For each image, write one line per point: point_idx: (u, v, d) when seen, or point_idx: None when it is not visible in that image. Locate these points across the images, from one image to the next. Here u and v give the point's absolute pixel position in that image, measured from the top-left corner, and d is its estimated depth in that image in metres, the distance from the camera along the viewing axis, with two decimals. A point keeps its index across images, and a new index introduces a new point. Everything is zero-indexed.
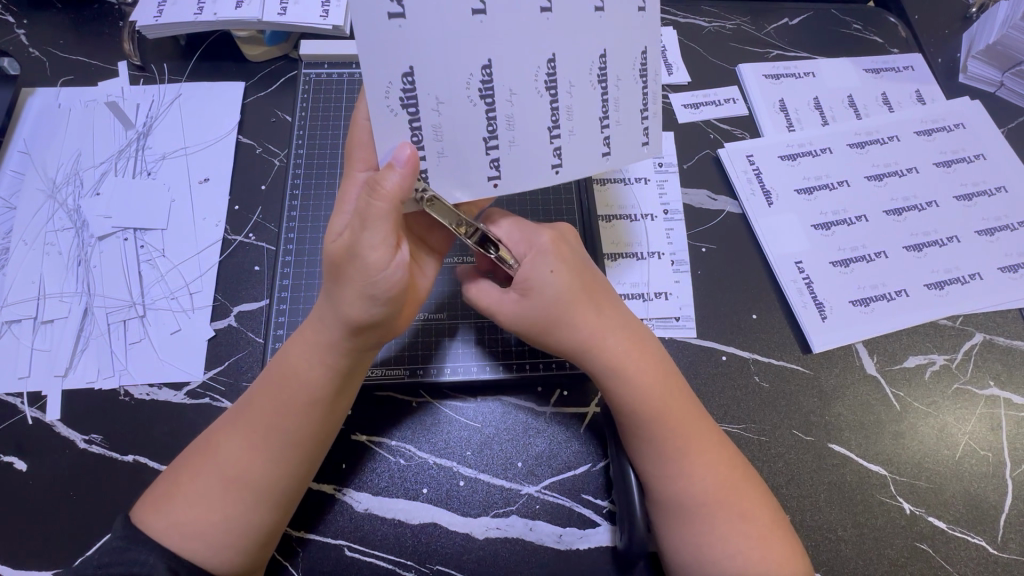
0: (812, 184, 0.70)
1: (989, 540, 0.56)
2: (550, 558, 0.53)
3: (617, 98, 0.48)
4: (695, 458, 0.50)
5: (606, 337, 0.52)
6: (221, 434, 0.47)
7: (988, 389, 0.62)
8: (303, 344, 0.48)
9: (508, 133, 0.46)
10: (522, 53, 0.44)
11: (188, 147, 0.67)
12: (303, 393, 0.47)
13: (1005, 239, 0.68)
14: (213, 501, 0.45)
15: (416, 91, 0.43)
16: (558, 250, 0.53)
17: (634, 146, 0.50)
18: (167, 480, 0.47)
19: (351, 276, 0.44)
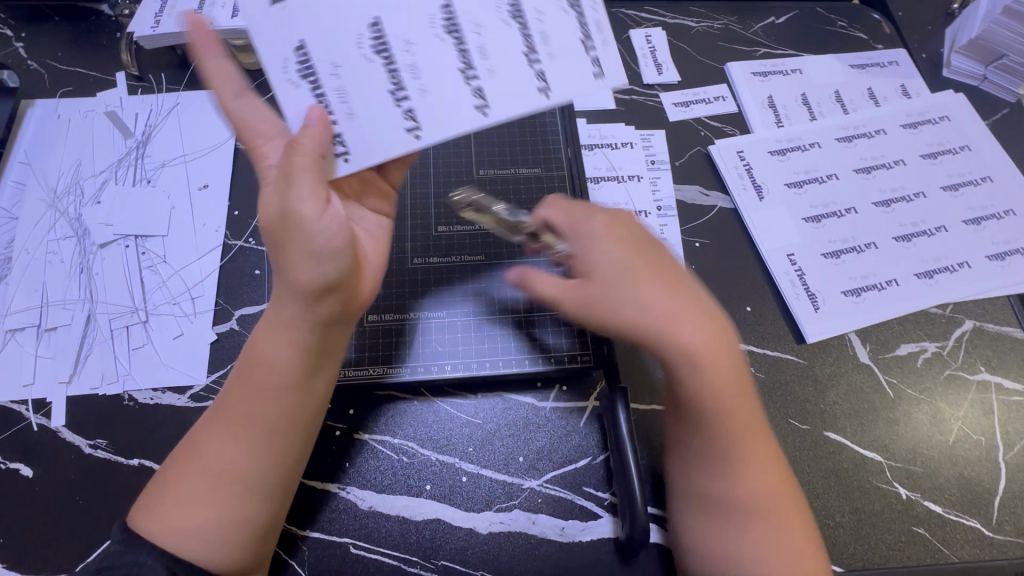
0: (801, 178, 0.72)
1: (984, 522, 0.57)
2: (553, 550, 0.54)
3: (539, 32, 0.50)
4: (748, 461, 0.48)
5: (682, 323, 0.45)
6: (204, 433, 0.48)
7: (980, 374, 0.63)
8: (267, 330, 0.48)
9: (416, 84, 0.47)
10: (412, 11, 0.48)
11: (188, 154, 0.68)
12: (274, 377, 0.47)
13: (992, 228, 0.70)
14: (204, 498, 0.46)
15: (313, 61, 0.46)
16: (611, 234, 0.50)
17: (581, 78, 0.50)
18: (159, 482, 0.48)
19: (291, 239, 0.44)
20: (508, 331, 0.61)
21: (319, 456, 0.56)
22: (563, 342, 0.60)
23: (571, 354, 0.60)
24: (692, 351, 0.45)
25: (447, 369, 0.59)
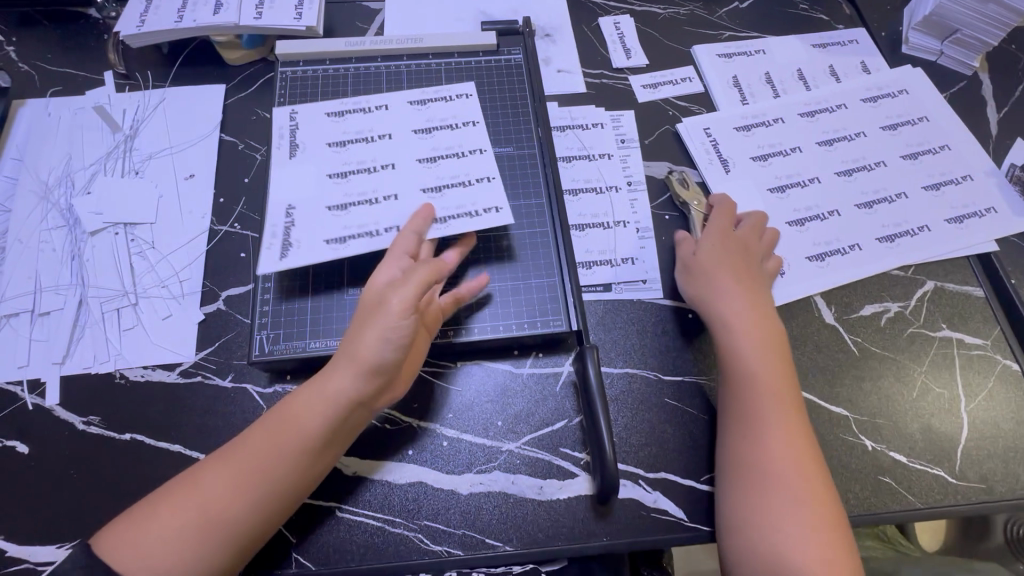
0: (766, 152, 0.75)
1: (948, 470, 0.59)
2: (531, 509, 0.56)
3: (443, 141, 0.65)
4: (777, 433, 0.53)
5: (735, 305, 0.59)
6: (206, 470, 0.48)
7: (941, 331, 0.66)
8: (313, 388, 0.51)
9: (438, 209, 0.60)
10: (377, 182, 0.62)
11: (174, 146, 0.71)
12: (299, 437, 0.49)
13: (951, 193, 0.72)
14: (185, 537, 0.45)
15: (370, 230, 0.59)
16: (722, 239, 0.64)
17: (479, 136, 0.65)
18: (141, 507, 0.47)
19: (373, 319, 0.51)
20: (484, 300, 0.62)
21: None
22: (538, 309, 0.62)
23: (545, 319, 0.61)
24: (732, 322, 0.58)
25: None
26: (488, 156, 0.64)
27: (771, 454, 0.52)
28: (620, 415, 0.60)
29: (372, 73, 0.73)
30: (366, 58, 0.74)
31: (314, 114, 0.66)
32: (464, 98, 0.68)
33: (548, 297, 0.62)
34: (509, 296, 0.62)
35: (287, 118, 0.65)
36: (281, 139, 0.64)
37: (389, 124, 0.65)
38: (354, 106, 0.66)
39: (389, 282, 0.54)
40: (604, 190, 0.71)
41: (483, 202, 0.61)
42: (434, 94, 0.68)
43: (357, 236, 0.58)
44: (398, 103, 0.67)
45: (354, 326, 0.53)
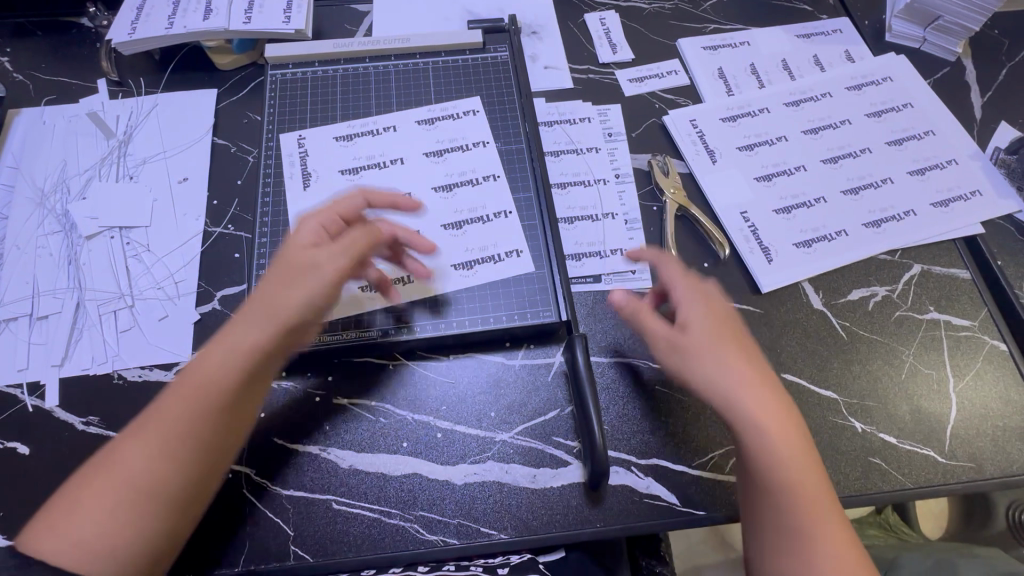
0: (752, 141, 0.75)
1: (938, 450, 0.60)
2: (525, 497, 0.57)
3: (457, 164, 0.69)
4: (819, 541, 0.48)
5: (747, 391, 0.52)
6: (123, 449, 0.48)
7: (929, 314, 0.66)
8: (224, 346, 0.51)
9: (458, 240, 0.65)
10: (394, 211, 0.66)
11: (168, 151, 0.72)
12: (212, 395, 0.49)
13: (936, 177, 0.73)
14: (113, 517, 0.46)
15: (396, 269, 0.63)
16: (707, 303, 0.56)
17: (490, 158, 0.70)
18: (63, 499, 0.47)
19: (297, 274, 0.53)
20: (474, 293, 0.63)
21: (301, 419, 0.59)
22: (527, 300, 0.63)
23: (535, 310, 0.62)
24: (757, 418, 0.51)
25: (418, 330, 0.61)
26: (502, 183, 0.68)
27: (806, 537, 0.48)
28: (611, 403, 0.61)
29: (360, 74, 0.74)
30: (355, 59, 0.75)
31: (322, 139, 0.70)
32: (471, 115, 0.72)
33: (538, 288, 0.63)
34: (499, 288, 0.63)
35: (294, 144, 0.70)
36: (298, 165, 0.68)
37: (397, 148, 0.70)
38: (361, 131, 0.71)
39: (308, 245, 0.54)
40: (591, 183, 0.72)
41: (503, 244, 0.65)
42: (441, 113, 0.72)
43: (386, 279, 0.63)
44: (404, 123, 0.71)
45: (269, 279, 0.54)
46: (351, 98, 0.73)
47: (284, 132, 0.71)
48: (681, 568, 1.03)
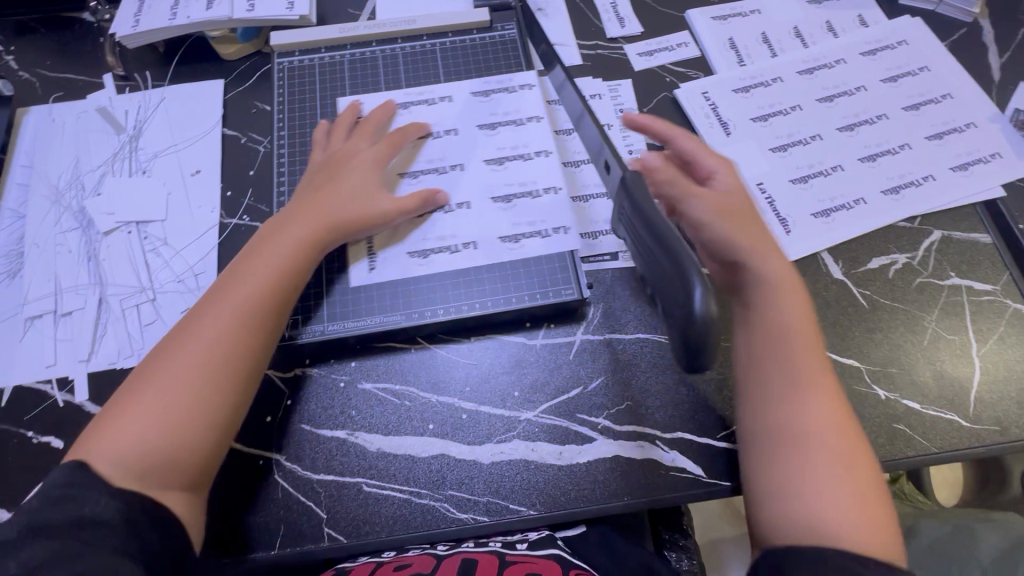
0: (766, 112, 0.74)
1: (962, 415, 0.60)
2: (552, 474, 0.57)
3: (517, 136, 0.69)
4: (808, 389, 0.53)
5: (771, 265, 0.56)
6: (172, 343, 0.53)
7: (950, 279, 0.66)
8: (262, 250, 0.58)
9: (510, 214, 0.65)
10: (451, 181, 0.67)
11: (179, 144, 0.72)
12: (274, 263, 0.57)
13: (954, 141, 0.72)
14: (186, 381, 0.51)
15: (449, 241, 0.64)
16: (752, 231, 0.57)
17: (539, 131, 0.69)
18: (135, 380, 0.52)
19: (344, 170, 0.63)
20: (495, 275, 0.63)
21: (327, 405, 0.60)
22: (549, 280, 0.63)
23: (556, 289, 0.62)
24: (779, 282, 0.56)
25: (439, 314, 0.62)
26: (522, 167, 0.67)
27: (808, 421, 0.51)
28: (635, 379, 0.61)
29: (368, 59, 0.74)
30: (361, 44, 0.74)
31: (337, 128, 0.70)
32: (527, 89, 0.71)
33: (557, 268, 0.63)
34: (518, 269, 0.63)
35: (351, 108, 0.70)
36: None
37: (453, 118, 0.70)
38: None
39: (354, 152, 0.65)
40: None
41: (551, 221, 0.65)
42: (495, 86, 0.71)
43: (438, 251, 0.64)
44: (461, 92, 0.71)
45: (323, 174, 0.64)
46: (359, 84, 0.72)
47: (300, 122, 0.71)
48: (701, 542, 1.04)
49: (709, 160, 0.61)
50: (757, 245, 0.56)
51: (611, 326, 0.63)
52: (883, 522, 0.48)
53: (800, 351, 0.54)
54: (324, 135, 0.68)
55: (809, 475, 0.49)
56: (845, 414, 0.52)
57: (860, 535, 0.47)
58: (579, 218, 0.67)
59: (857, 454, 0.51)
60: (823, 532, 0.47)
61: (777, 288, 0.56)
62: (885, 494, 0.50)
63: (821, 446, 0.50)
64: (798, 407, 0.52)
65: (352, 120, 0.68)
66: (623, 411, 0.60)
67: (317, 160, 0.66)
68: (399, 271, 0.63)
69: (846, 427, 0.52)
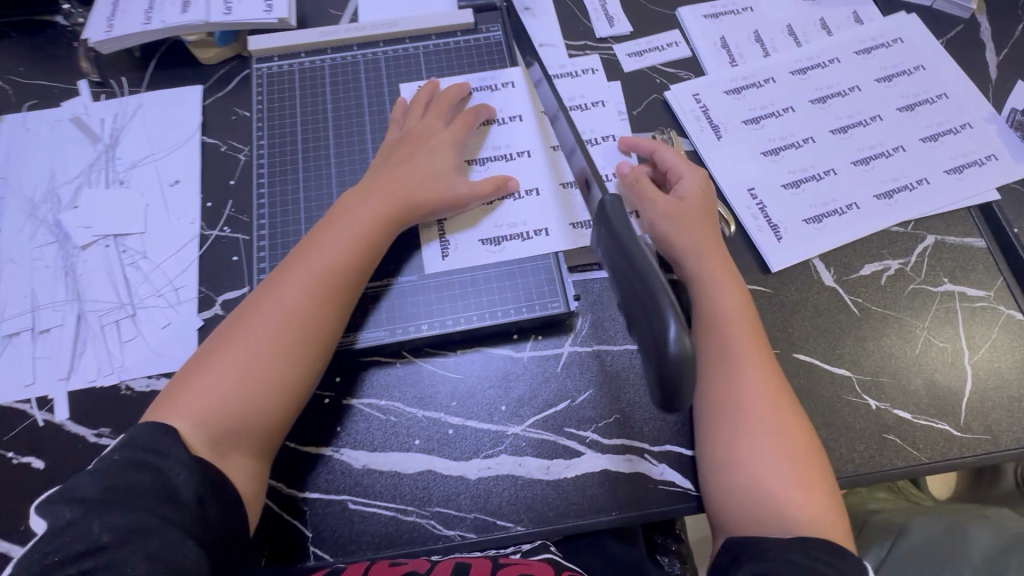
0: (758, 114, 0.73)
1: (953, 424, 0.59)
2: (540, 490, 0.57)
3: (524, 129, 0.68)
4: (741, 371, 0.53)
5: (696, 258, 0.57)
6: (251, 309, 0.53)
7: (943, 286, 0.65)
8: (340, 221, 0.57)
9: (559, 203, 0.64)
10: (519, 167, 0.66)
11: (157, 153, 0.70)
12: (351, 236, 0.56)
13: (949, 142, 0.71)
14: (265, 347, 0.52)
15: (513, 230, 0.63)
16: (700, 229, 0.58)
17: (510, 130, 0.67)
18: (215, 341, 0.53)
19: (419, 149, 0.62)
20: (479, 286, 0.62)
21: (311, 421, 0.59)
22: (535, 292, 0.61)
23: (543, 302, 0.61)
24: (700, 276, 0.56)
25: (424, 328, 0.61)
26: (507, 169, 0.65)
27: (744, 394, 0.52)
28: (623, 391, 0.60)
29: (349, 63, 0.72)
30: (342, 48, 0.73)
31: (318, 135, 0.68)
32: (507, 87, 0.70)
33: (545, 279, 0.62)
34: (504, 281, 0.62)
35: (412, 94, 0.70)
36: (297, 164, 0.67)
37: (518, 104, 0.69)
38: (358, 127, 0.69)
39: (430, 129, 0.64)
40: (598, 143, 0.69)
41: (533, 221, 0.63)
42: (476, 83, 0.70)
43: (510, 237, 0.63)
44: (523, 79, 0.70)
45: (399, 150, 0.63)
46: (340, 90, 0.70)
47: (279, 129, 0.69)
48: (694, 540, 1.05)
49: (677, 165, 0.62)
50: (694, 245, 0.58)
51: (599, 337, 0.62)
52: (820, 484, 0.50)
53: (736, 325, 0.54)
54: (400, 111, 0.67)
55: (746, 447, 0.50)
56: (780, 384, 0.53)
57: (796, 497, 0.49)
58: (565, 210, 0.64)
59: (794, 421, 0.51)
60: (761, 497, 0.49)
61: (706, 281, 0.56)
62: (822, 454, 0.51)
63: (758, 418, 0.51)
64: (733, 382, 0.52)
65: (427, 97, 0.67)
66: (611, 424, 0.59)
67: (392, 136, 0.65)
68: (470, 260, 0.63)
69: (783, 397, 0.52)
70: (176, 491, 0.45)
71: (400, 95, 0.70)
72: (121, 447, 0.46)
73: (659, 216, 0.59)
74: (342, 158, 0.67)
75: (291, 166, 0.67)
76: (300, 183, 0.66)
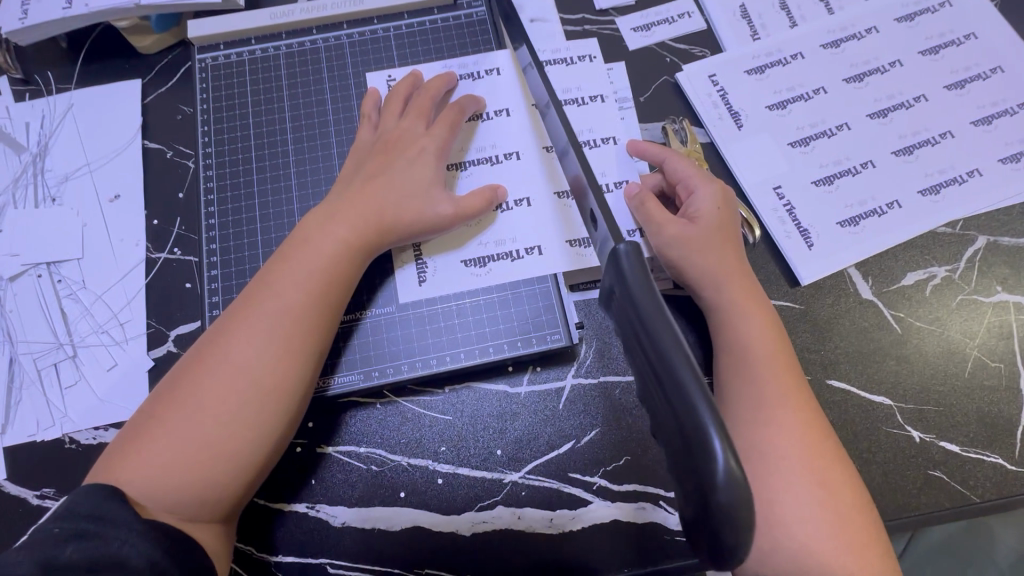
0: (784, 97, 0.63)
1: (1007, 457, 0.52)
2: (542, 545, 0.50)
3: (513, 126, 0.58)
4: (780, 415, 0.45)
5: (722, 282, 0.49)
6: (202, 361, 0.46)
7: (996, 295, 0.57)
8: (306, 245, 0.50)
9: (551, 215, 0.55)
10: (507, 172, 0.57)
11: (92, 164, 0.61)
12: (315, 268, 0.49)
13: (1005, 126, 0.61)
14: (219, 407, 0.44)
15: (498, 250, 0.54)
16: (722, 250, 0.50)
17: (497, 127, 0.58)
18: (161, 401, 0.45)
19: (395, 159, 0.53)
20: (467, 317, 0.55)
21: (282, 474, 0.52)
22: (531, 323, 0.54)
23: (540, 334, 0.54)
24: (723, 304, 0.49)
25: (405, 368, 0.53)
26: (495, 174, 0.56)
27: (784, 445, 0.44)
28: (635, 429, 0.53)
29: (308, 51, 0.62)
30: (300, 32, 0.62)
31: (275, 139, 0.59)
32: (494, 74, 0.60)
33: (542, 306, 0.55)
34: (496, 308, 0.55)
35: (383, 81, 0.60)
36: (252, 174, 0.58)
37: (506, 95, 0.59)
38: (321, 127, 0.59)
39: (409, 133, 0.55)
40: (600, 143, 0.59)
41: (523, 238, 0.55)
42: (458, 71, 0.60)
43: (497, 257, 0.54)
44: (512, 65, 0.60)
45: (372, 160, 0.54)
46: (299, 84, 0.61)
47: (229, 132, 0.59)
48: None
49: (688, 176, 0.53)
50: (715, 270, 0.49)
51: (605, 367, 0.55)
52: (874, 550, 0.42)
53: (769, 361, 0.47)
54: (374, 109, 0.58)
55: (790, 507, 0.42)
56: (822, 431, 0.45)
57: (852, 568, 0.41)
58: (564, 223, 0.55)
59: (841, 475, 0.44)
60: (812, 569, 0.41)
61: (733, 310, 0.49)
62: (871, 512, 0.44)
63: (801, 472, 0.43)
64: (771, 429, 0.44)
65: (406, 92, 0.58)
66: (622, 468, 0.52)
67: (365, 140, 0.56)
68: (453, 285, 0.54)
69: (828, 447, 0.45)
70: (126, 560, 0.38)
71: (368, 87, 0.60)
72: (59, 518, 0.39)
73: (668, 239, 0.51)
74: (304, 165, 0.58)
75: (244, 176, 0.58)
76: (256, 195, 0.57)
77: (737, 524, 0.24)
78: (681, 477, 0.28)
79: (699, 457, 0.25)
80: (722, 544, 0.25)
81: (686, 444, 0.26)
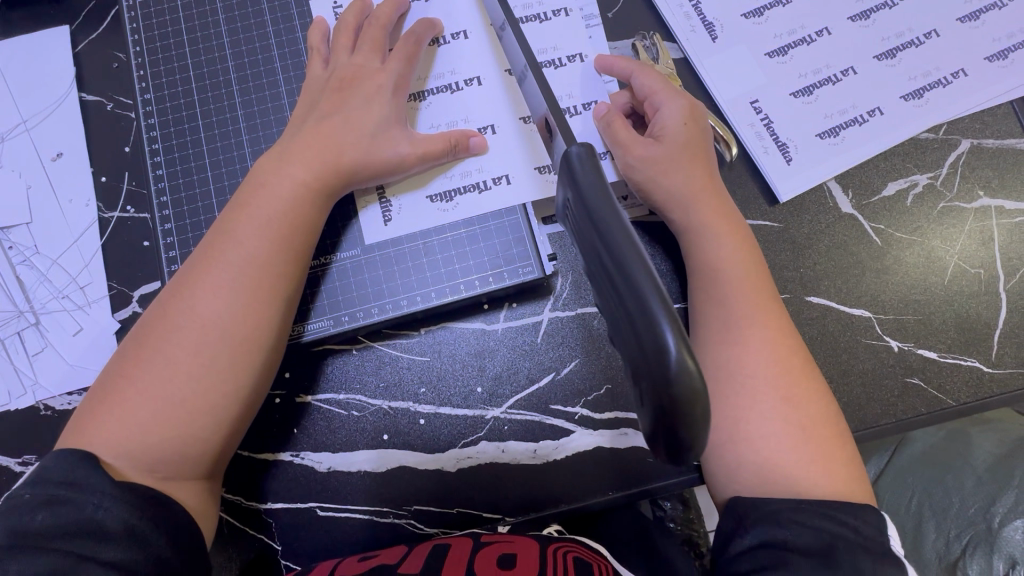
0: (760, 4, 0.59)
1: (984, 360, 0.53)
2: (527, 475, 0.51)
3: (472, 49, 0.54)
4: (751, 332, 0.44)
5: (693, 201, 0.48)
6: (167, 315, 0.44)
7: (978, 201, 0.56)
8: (263, 189, 0.47)
9: (517, 141, 0.53)
10: (470, 100, 0.53)
11: (28, 121, 0.57)
12: (274, 215, 0.46)
13: (992, 21, 0.58)
14: (188, 360, 0.43)
15: (464, 182, 0.52)
16: (691, 168, 0.48)
17: (455, 51, 0.54)
18: (128, 357, 0.44)
19: (350, 97, 0.50)
20: (436, 255, 0.53)
21: (264, 427, 0.52)
22: (502, 257, 0.53)
23: (513, 268, 0.52)
24: (693, 224, 0.48)
25: (375, 311, 0.52)
26: (458, 102, 0.53)
27: (751, 362, 0.44)
28: (613, 357, 0.52)
29: None
30: None
31: (218, 80, 0.55)
32: None
33: (513, 240, 0.53)
34: (466, 245, 0.53)
35: (328, 9, 0.56)
36: (197, 120, 0.54)
37: (464, 15, 0.55)
38: (266, 65, 0.55)
39: (364, 68, 0.51)
40: (566, 61, 0.55)
41: (490, 167, 0.52)
42: None
43: (464, 190, 0.52)
44: None
45: (326, 96, 0.51)
46: (238, 19, 0.56)
47: (168, 77, 0.55)
48: None
49: (658, 94, 0.51)
50: (683, 188, 0.48)
51: (582, 297, 0.54)
52: (842, 461, 0.42)
53: (741, 279, 0.46)
54: (322, 42, 0.54)
55: (759, 419, 0.43)
56: (796, 348, 0.45)
57: (816, 478, 0.41)
58: (532, 149, 0.52)
59: (807, 392, 0.44)
60: (776, 478, 0.41)
61: (704, 230, 0.47)
62: (839, 425, 0.44)
63: (767, 388, 0.43)
64: (738, 348, 0.44)
65: (354, 19, 0.53)
66: (603, 397, 0.52)
67: (317, 77, 0.52)
68: (420, 222, 0.52)
69: (797, 365, 0.44)
70: (101, 524, 0.38)
71: (313, 16, 0.56)
72: (31, 483, 0.39)
73: (635, 161, 0.48)
74: (251, 107, 0.55)
75: (189, 123, 0.54)
76: (204, 144, 0.54)
77: (690, 418, 0.25)
78: (640, 383, 0.28)
79: (653, 357, 0.25)
80: (678, 437, 0.26)
81: (640, 344, 0.26)
